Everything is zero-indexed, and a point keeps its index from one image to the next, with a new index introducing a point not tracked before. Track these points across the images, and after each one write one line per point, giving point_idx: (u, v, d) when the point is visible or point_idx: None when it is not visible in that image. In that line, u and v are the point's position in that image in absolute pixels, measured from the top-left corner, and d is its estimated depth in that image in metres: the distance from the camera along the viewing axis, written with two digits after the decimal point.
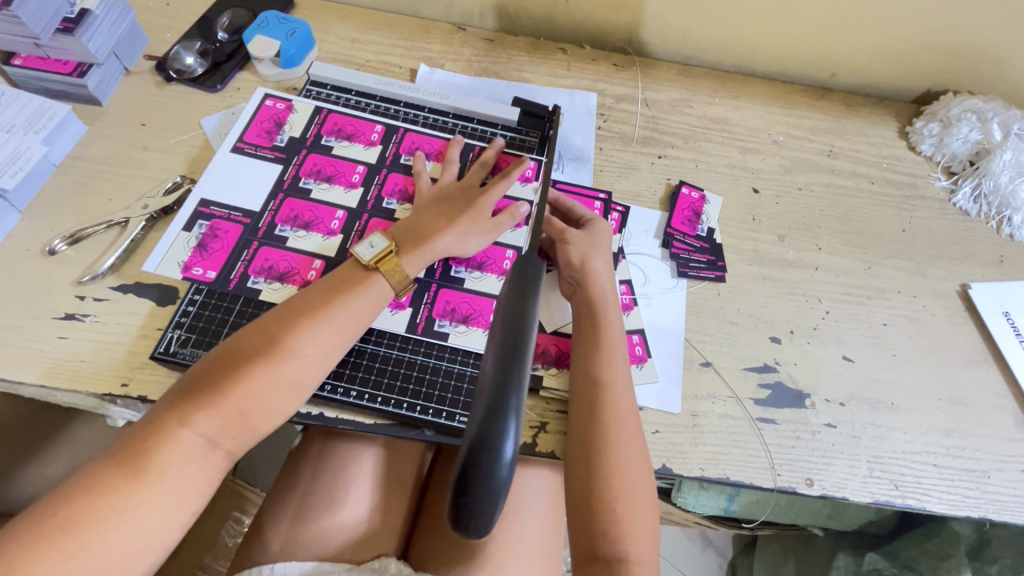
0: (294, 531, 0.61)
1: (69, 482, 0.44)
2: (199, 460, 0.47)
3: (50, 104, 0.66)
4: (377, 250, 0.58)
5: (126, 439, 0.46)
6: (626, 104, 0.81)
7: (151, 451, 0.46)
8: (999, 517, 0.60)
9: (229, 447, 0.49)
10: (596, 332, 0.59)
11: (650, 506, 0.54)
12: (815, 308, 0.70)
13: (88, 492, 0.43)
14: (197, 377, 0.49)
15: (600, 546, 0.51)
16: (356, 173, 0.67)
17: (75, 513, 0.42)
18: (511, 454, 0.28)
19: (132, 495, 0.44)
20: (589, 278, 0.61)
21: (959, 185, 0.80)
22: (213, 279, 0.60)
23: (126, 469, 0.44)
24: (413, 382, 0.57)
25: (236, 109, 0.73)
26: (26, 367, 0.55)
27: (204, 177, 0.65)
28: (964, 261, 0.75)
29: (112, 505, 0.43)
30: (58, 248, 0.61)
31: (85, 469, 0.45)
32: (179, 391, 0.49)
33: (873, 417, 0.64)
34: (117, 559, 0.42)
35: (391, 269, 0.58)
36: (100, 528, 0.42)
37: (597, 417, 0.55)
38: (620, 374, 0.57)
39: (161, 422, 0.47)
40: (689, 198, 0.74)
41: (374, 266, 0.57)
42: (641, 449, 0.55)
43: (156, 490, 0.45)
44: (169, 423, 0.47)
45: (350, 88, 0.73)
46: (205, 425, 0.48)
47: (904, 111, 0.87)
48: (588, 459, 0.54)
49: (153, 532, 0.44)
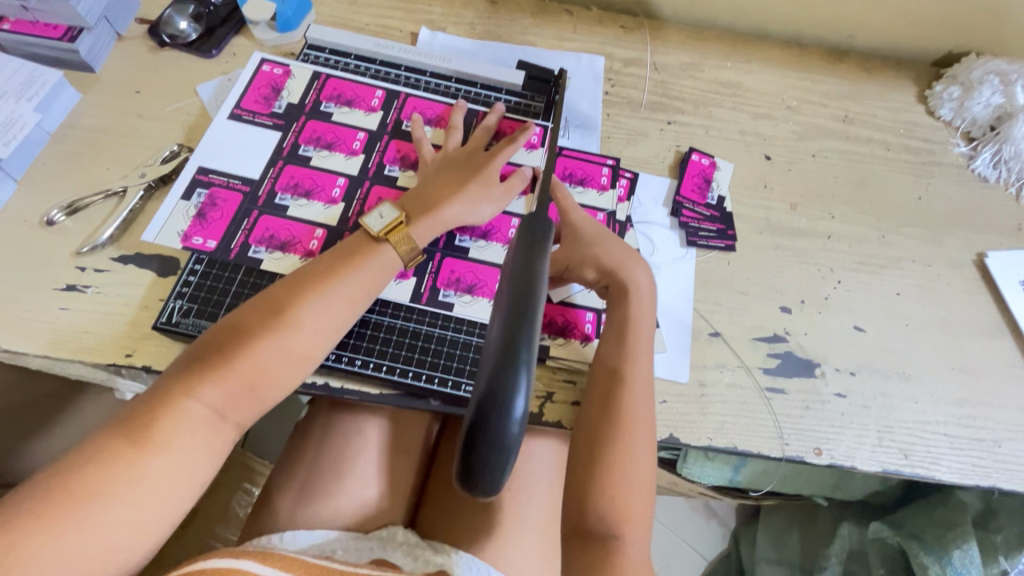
0: (303, 499, 0.61)
1: (72, 455, 0.44)
2: (207, 432, 0.47)
3: (41, 70, 0.65)
4: (387, 221, 0.57)
5: (133, 411, 0.46)
6: (634, 68, 0.78)
7: (157, 423, 0.45)
8: (1009, 486, 0.60)
9: (237, 420, 0.49)
10: (619, 315, 0.57)
11: (648, 493, 0.54)
12: (827, 278, 0.68)
13: (93, 465, 0.43)
14: (203, 347, 0.49)
15: (591, 524, 0.52)
16: (357, 140, 0.65)
17: (81, 486, 0.42)
18: (521, 412, 0.28)
19: (139, 468, 0.44)
20: (615, 264, 0.58)
21: (979, 150, 0.77)
22: (213, 249, 0.59)
23: (132, 440, 0.44)
24: (419, 352, 0.57)
25: (232, 75, 0.70)
26: (29, 337, 0.55)
27: (201, 144, 0.63)
28: (981, 230, 0.73)
29: (119, 477, 0.43)
30: (56, 218, 0.60)
31: (91, 439, 0.45)
32: (185, 361, 0.48)
33: (883, 387, 0.63)
34: (127, 526, 0.42)
35: (400, 239, 0.56)
36: (108, 500, 0.42)
37: (611, 402, 0.54)
38: (639, 362, 0.56)
39: (168, 391, 0.47)
40: (699, 165, 0.72)
41: (383, 237, 0.56)
42: (651, 438, 0.54)
43: (162, 462, 0.45)
44: (175, 394, 0.47)
45: (349, 52, 0.71)
46: (212, 396, 0.47)
47: (924, 74, 0.83)
48: (596, 442, 0.53)
49: (162, 503, 0.44)
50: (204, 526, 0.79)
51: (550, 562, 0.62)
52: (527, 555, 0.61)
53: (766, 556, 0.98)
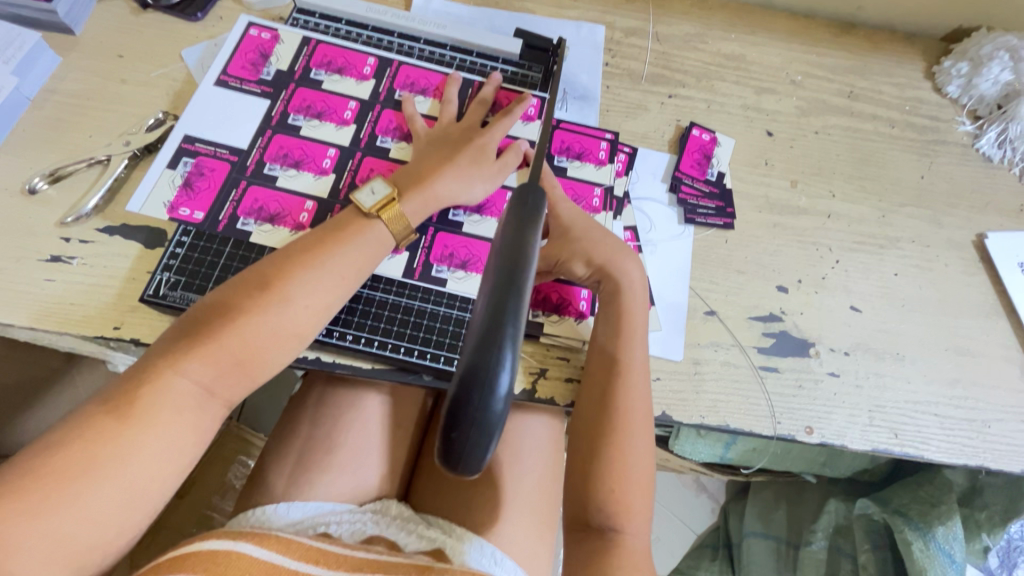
0: (296, 473, 0.61)
1: (57, 432, 0.43)
2: (195, 408, 0.47)
3: (18, 31, 0.62)
4: (379, 198, 0.55)
5: (118, 387, 0.45)
6: (636, 39, 0.76)
7: (144, 400, 0.45)
8: (995, 466, 0.60)
9: (227, 396, 0.49)
10: (615, 309, 0.56)
11: (648, 483, 0.53)
12: (826, 257, 0.68)
13: (76, 445, 0.42)
14: (191, 322, 0.48)
15: (592, 516, 0.51)
16: (348, 110, 0.63)
17: (66, 466, 0.41)
18: (506, 387, 0.27)
19: (125, 447, 0.43)
20: (610, 261, 0.57)
21: (984, 129, 0.76)
22: (201, 220, 0.57)
23: (118, 416, 0.44)
24: (411, 327, 0.56)
25: (219, 40, 0.68)
26: (14, 308, 0.54)
27: (187, 111, 0.61)
28: (983, 209, 0.72)
29: (104, 456, 0.42)
30: (38, 186, 0.58)
31: (77, 415, 0.44)
32: (172, 335, 0.48)
33: (877, 367, 0.63)
34: (117, 504, 0.42)
35: (393, 218, 0.55)
36: (96, 479, 0.42)
37: (607, 395, 0.54)
38: (638, 356, 0.55)
39: (154, 366, 0.46)
40: (699, 140, 0.71)
41: (375, 214, 0.55)
42: (649, 430, 0.54)
43: (149, 440, 0.44)
44: (162, 370, 0.46)
45: (340, 17, 0.68)
46: (201, 372, 0.47)
47: (932, 49, 0.81)
48: (592, 435, 0.53)
49: (150, 482, 0.44)
50: (202, 497, 0.80)
51: (543, 537, 0.63)
52: (520, 536, 0.61)
53: (752, 530, 1.00)
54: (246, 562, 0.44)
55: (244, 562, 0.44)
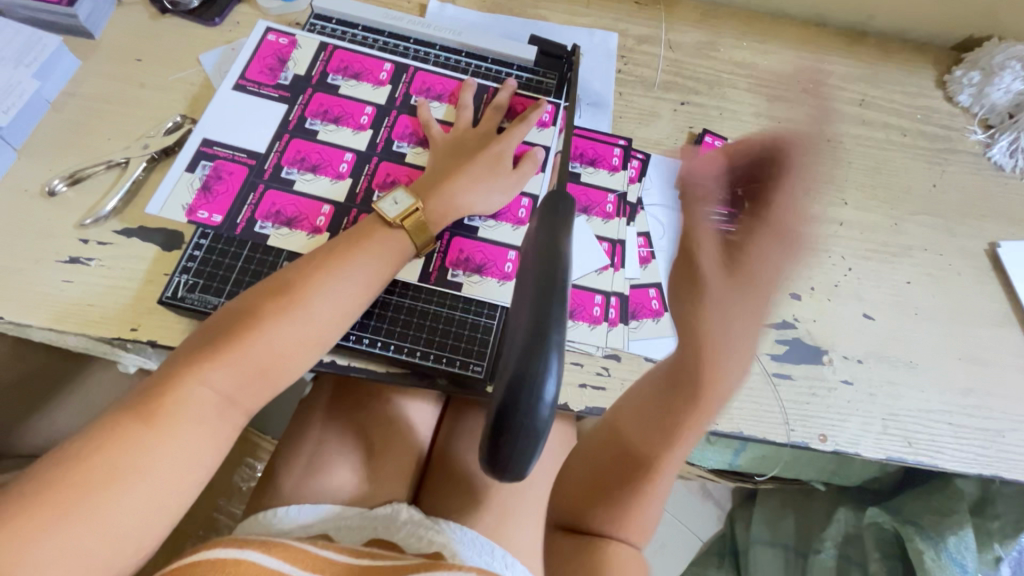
0: (309, 474, 0.62)
1: (76, 443, 0.43)
2: (217, 417, 0.47)
3: (39, 35, 0.63)
4: (403, 208, 0.56)
5: (140, 396, 0.45)
6: (648, 46, 0.76)
7: (166, 409, 0.45)
8: (1010, 476, 0.60)
9: (247, 404, 0.49)
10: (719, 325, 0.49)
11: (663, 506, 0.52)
12: (838, 265, 0.68)
13: (97, 454, 0.42)
14: (214, 330, 0.49)
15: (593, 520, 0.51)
16: (365, 115, 0.64)
17: (86, 477, 0.41)
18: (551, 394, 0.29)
19: (145, 456, 0.43)
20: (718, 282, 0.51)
21: (996, 138, 0.76)
22: (219, 223, 0.57)
23: (140, 424, 0.44)
24: (427, 331, 0.56)
25: (236, 45, 0.69)
26: (32, 309, 0.54)
27: (205, 115, 0.61)
28: (995, 218, 0.72)
29: (125, 466, 0.42)
30: (58, 188, 0.59)
31: (97, 425, 0.44)
32: (196, 343, 0.48)
33: (890, 375, 0.63)
34: (137, 515, 0.42)
35: (415, 228, 0.56)
36: (116, 490, 0.41)
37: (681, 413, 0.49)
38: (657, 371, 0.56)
39: (176, 375, 0.46)
40: (712, 147, 0.71)
41: (399, 224, 0.56)
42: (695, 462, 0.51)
43: (169, 449, 0.44)
44: (185, 378, 0.46)
45: (356, 23, 0.69)
46: (224, 381, 0.47)
47: (943, 58, 0.82)
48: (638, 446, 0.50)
49: (171, 492, 0.44)
50: (209, 500, 0.81)
51: None
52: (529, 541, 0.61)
53: (759, 538, 0.97)
54: (254, 569, 0.44)
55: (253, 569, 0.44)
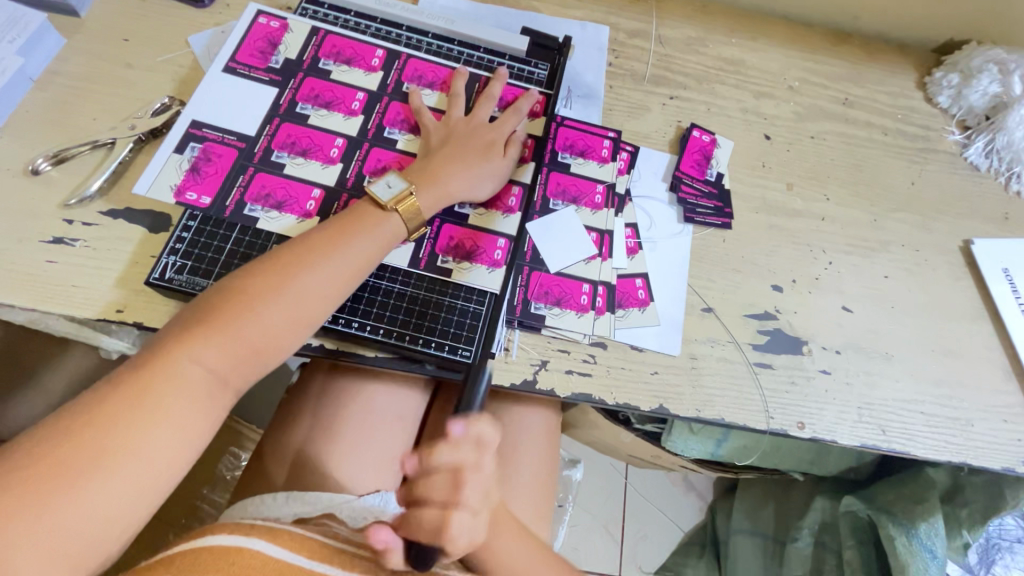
0: (297, 461, 0.63)
1: (60, 423, 0.42)
2: (206, 396, 0.47)
3: (24, 12, 0.62)
4: (395, 192, 0.57)
5: (126, 376, 0.45)
6: (639, 40, 0.77)
7: (154, 388, 0.45)
8: (978, 463, 0.62)
9: (238, 385, 0.50)
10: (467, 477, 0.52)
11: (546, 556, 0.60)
12: (819, 259, 0.69)
13: (81, 435, 0.42)
14: (203, 309, 0.49)
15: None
16: (356, 101, 0.64)
17: (73, 456, 0.41)
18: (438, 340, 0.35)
19: (134, 435, 0.43)
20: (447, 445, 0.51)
21: (973, 138, 0.78)
22: (208, 205, 0.57)
23: (127, 404, 0.43)
24: (415, 316, 0.57)
25: (226, 27, 0.68)
26: (14, 289, 0.53)
27: (195, 96, 0.61)
28: (969, 216, 0.75)
29: (113, 447, 0.42)
30: (42, 168, 0.58)
31: (82, 404, 0.43)
32: (185, 321, 0.48)
33: (866, 366, 0.65)
34: (125, 495, 0.42)
35: (409, 211, 0.57)
36: (103, 471, 0.41)
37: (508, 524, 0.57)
38: (484, 468, 0.52)
39: (165, 354, 0.46)
40: (700, 141, 0.72)
41: (393, 207, 0.56)
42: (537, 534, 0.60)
43: (156, 430, 0.44)
44: (175, 355, 0.46)
45: (349, 8, 0.69)
46: (214, 359, 0.47)
47: (925, 60, 0.84)
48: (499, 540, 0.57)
49: (159, 473, 0.44)
50: (191, 489, 0.79)
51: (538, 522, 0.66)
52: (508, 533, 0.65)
53: (741, 528, 1.02)
54: (259, 559, 0.44)
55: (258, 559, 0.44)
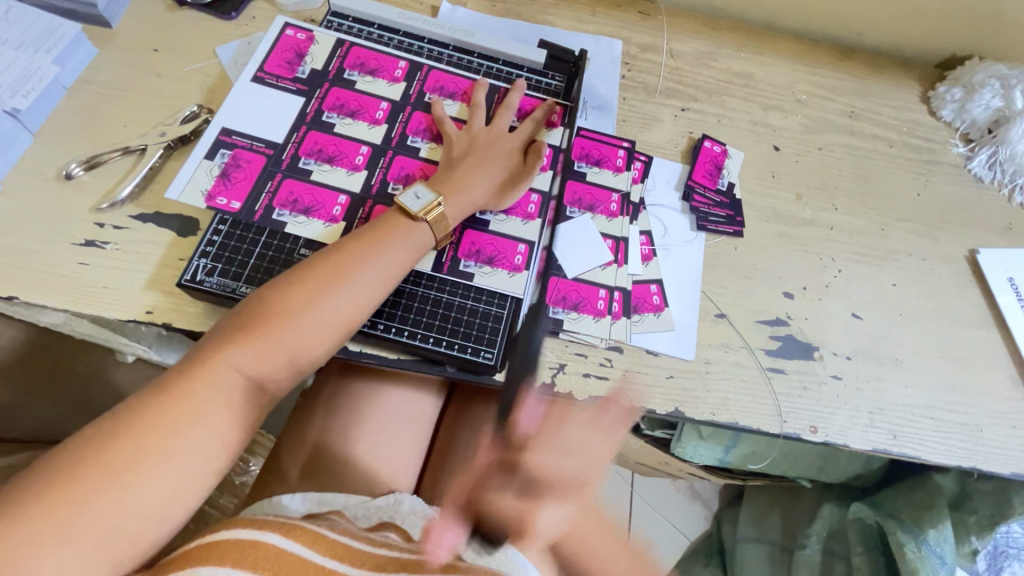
0: (315, 461, 0.64)
1: (104, 424, 0.44)
2: (242, 400, 0.48)
3: (59, 23, 0.64)
4: (424, 202, 0.58)
5: (167, 380, 0.47)
6: (651, 54, 0.80)
7: (194, 391, 0.46)
8: (988, 468, 0.63)
9: (272, 390, 0.51)
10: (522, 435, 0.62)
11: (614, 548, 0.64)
12: (828, 267, 0.71)
13: (125, 435, 0.43)
14: (241, 317, 0.50)
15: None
16: (380, 110, 0.66)
17: (117, 455, 0.42)
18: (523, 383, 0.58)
19: (175, 436, 0.44)
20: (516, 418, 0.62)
21: (976, 151, 0.80)
22: (237, 210, 0.59)
23: (167, 406, 0.45)
24: (439, 319, 0.58)
25: (252, 39, 0.70)
26: (47, 290, 0.55)
27: (224, 104, 0.63)
28: (974, 226, 0.76)
29: (151, 447, 0.43)
30: (75, 172, 0.60)
31: (125, 406, 0.45)
32: (226, 328, 0.50)
33: (876, 372, 0.66)
34: (164, 493, 0.43)
35: (436, 220, 0.58)
36: (146, 471, 0.43)
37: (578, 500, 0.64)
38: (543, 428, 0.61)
39: (205, 359, 0.48)
40: (711, 151, 0.74)
41: (422, 217, 0.58)
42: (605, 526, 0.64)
43: (195, 431, 0.45)
44: (216, 361, 0.48)
45: (372, 21, 0.71)
46: (252, 365, 0.49)
47: (928, 75, 0.86)
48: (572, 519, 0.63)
49: (194, 473, 0.45)
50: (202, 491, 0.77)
51: None
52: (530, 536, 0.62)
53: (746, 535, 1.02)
54: (272, 551, 0.43)
55: (273, 553, 0.43)
